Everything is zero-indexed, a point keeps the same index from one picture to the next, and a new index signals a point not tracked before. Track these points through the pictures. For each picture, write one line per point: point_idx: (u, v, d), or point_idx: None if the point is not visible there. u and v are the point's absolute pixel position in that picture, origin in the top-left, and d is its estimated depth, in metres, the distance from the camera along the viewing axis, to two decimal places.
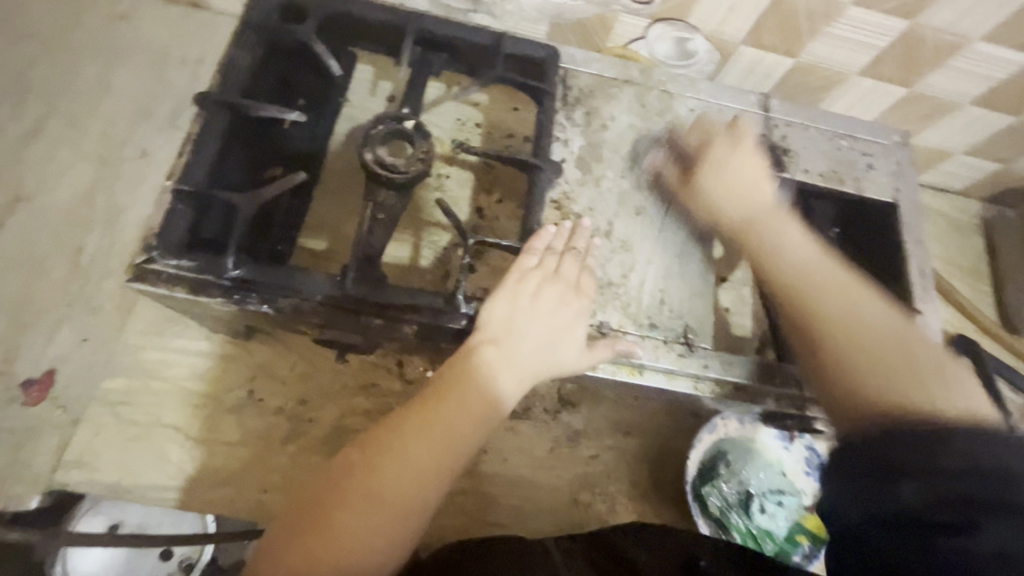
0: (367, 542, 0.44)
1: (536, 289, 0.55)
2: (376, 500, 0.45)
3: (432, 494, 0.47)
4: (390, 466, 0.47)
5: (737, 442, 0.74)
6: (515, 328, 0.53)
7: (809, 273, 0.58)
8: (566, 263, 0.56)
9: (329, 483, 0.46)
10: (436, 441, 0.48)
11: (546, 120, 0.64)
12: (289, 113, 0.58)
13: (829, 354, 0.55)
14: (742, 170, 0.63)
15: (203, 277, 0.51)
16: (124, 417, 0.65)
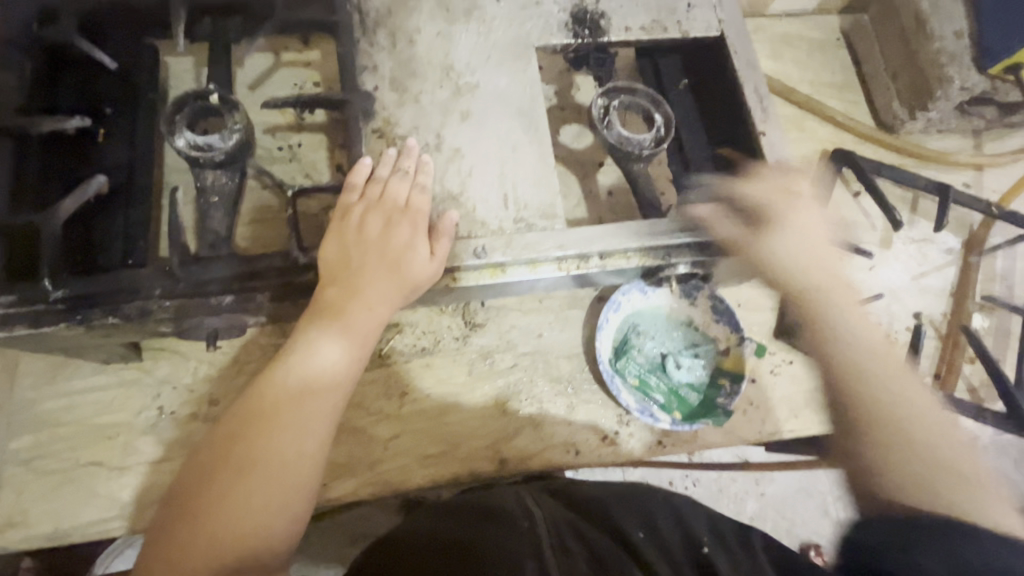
0: (252, 506, 0.49)
1: (361, 218, 0.57)
2: (250, 465, 0.50)
3: (310, 443, 0.53)
4: (259, 434, 0.51)
5: (645, 312, 0.76)
6: (354, 265, 0.55)
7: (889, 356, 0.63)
8: (387, 189, 0.57)
9: (206, 471, 0.50)
10: (296, 398, 0.53)
11: (345, 53, 0.61)
12: (72, 120, 0.56)
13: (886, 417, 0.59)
14: (795, 251, 0.65)
15: (32, 308, 0.50)
16: (45, 469, 0.65)
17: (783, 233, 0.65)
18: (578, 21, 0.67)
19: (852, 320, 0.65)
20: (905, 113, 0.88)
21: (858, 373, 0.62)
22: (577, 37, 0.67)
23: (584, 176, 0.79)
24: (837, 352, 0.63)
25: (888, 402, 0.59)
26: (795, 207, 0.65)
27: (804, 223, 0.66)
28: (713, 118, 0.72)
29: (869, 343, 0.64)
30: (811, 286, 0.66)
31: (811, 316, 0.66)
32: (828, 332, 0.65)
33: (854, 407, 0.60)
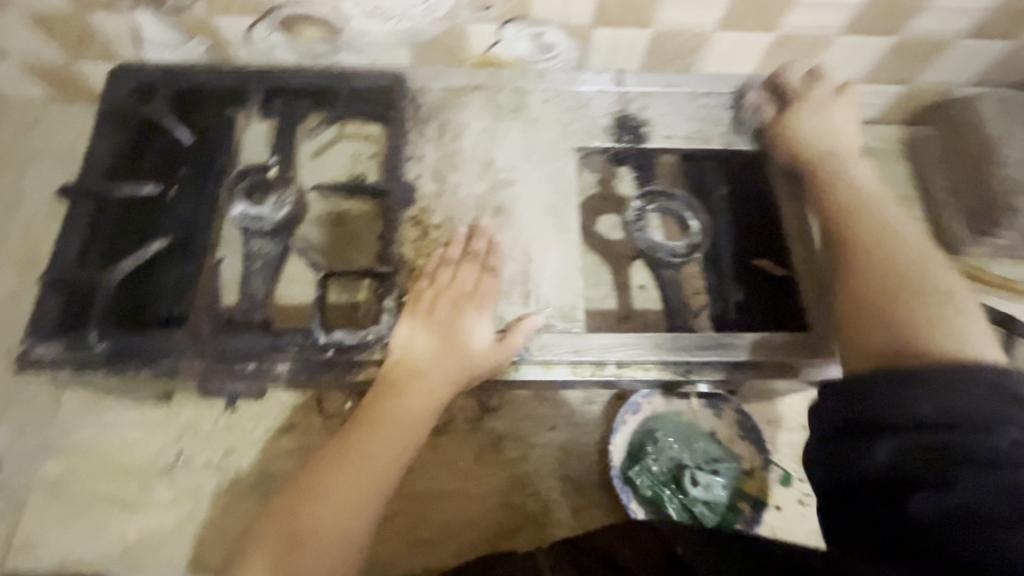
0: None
1: (430, 303, 0.57)
2: (300, 537, 0.49)
3: (358, 520, 0.51)
4: (309, 508, 0.50)
5: (665, 417, 0.73)
6: (426, 349, 0.56)
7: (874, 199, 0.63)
8: (460, 272, 0.59)
9: (265, 534, 0.50)
10: (351, 474, 0.52)
11: (394, 144, 0.66)
12: (144, 187, 0.63)
13: (882, 260, 0.58)
14: (826, 128, 0.68)
15: (76, 355, 0.55)
16: (65, 497, 0.69)
17: (809, 106, 0.69)
18: (620, 127, 0.70)
19: (861, 175, 0.66)
20: (967, 234, 0.84)
21: (874, 228, 0.60)
22: (618, 141, 0.70)
23: (618, 269, 0.76)
24: (842, 203, 0.63)
25: (882, 243, 0.59)
26: (828, 95, 0.70)
27: (828, 91, 0.70)
28: (750, 232, 0.71)
29: (857, 182, 0.65)
30: (820, 150, 0.67)
31: (830, 177, 0.66)
32: (834, 183, 0.65)
33: (850, 234, 0.60)
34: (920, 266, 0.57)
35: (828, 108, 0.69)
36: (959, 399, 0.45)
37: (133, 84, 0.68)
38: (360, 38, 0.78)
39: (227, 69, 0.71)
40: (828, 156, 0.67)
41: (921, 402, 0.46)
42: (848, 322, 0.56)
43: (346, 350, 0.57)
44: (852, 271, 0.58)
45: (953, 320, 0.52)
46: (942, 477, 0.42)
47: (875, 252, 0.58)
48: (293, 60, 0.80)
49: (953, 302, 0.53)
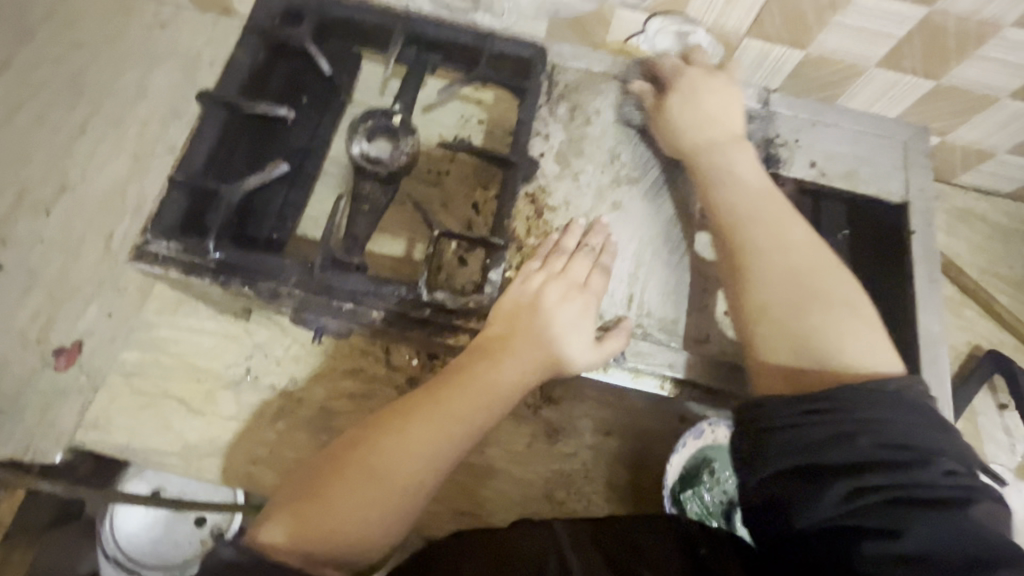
0: (361, 513, 0.50)
1: (539, 288, 0.58)
2: (374, 476, 0.51)
3: (430, 470, 0.52)
4: (392, 447, 0.52)
5: (724, 450, 0.71)
6: (525, 332, 0.56)
7: (756, 202, 0.60)
8: (573, 264, 0.58)
9: (341, 462, 0.52)
10: (437, 427, 0.53)
11: (526, 116, 0.64)
12: (280, 110, 0.63)
13: (758, 276, 0.57)
14: (721, 113, 0.64)
15: (190, 259, 0.57)
16: (138, 386, 0.71)
17: (691, 101, 0.64)
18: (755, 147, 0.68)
19: (743, 161, 0.63)
20: None
21: (748, 233, 0.59)
22: None
23: None
24: (722, 199, 0.61)
25: (774, 253, 0.58)
26: (703, 82, 0.65)
27: (696, 85, 0.65)
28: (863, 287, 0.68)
29: (735, 184, 0.61)
30: (702, 139, 0.64)
31: (713, 171, 0.62)
32: (727, 177, 0.61)
33: (747, 255, 0.58)
34: (809, 278, 0.56)
35: (696, 99, 0.64)
36: (895, 430, 0.47)
37: (282, 6, 0.69)
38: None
39: (373, 9, 0.70)
40: (706, 147, 0.63)
41: (861, 438, 0.46)
42: (746, 336, 0.56)
43: (445, 312, 0.58)
44: (749, 295, 0.57)
45: (843, 327, 0.53)
46: (888, 518, 0.43)
47: (768, 272, 0.57)
48: (430, 7, 0.77)
49: (851, 305, 0.55)
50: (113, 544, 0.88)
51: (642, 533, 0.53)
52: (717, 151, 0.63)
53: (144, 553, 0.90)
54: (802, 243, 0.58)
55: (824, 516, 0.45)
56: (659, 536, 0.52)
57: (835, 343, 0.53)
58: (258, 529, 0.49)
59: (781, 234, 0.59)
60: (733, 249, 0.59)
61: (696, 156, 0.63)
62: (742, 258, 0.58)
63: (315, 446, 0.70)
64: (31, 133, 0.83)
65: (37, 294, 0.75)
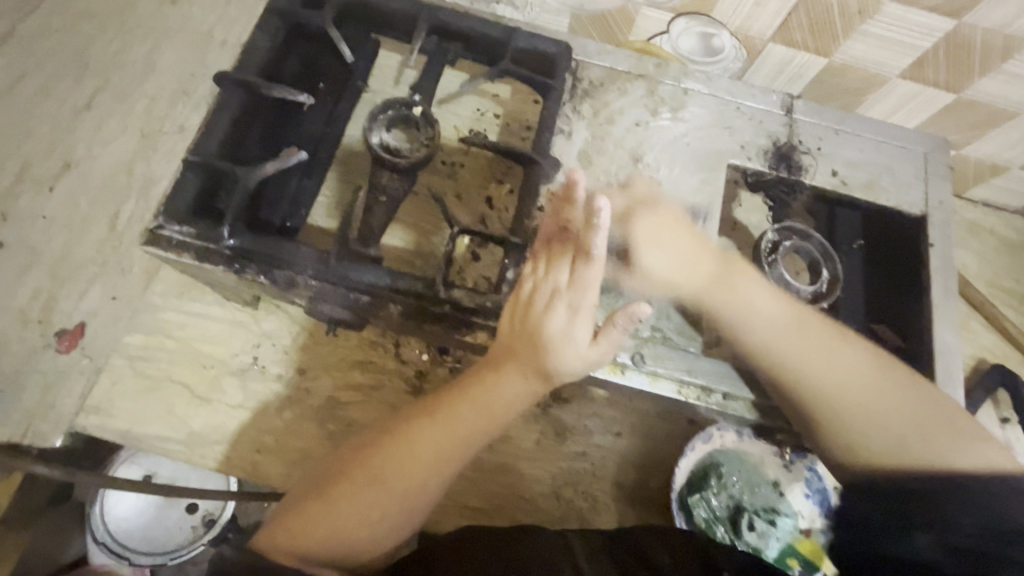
0: (360, 516, 0.52)
1: (535, 286, 0.56)
2: (374, 482, 0.52)
3: (429, 480, 0.54)
4: (394, 454, 0.54)
5: (731, 454, 0.71)
6: (531, 335, 0.55)
7: (791, 338, 0.57)
8: (584, 256, 0.57)
9: (345, 467, 0.54)
10: (438, 437, 0.55)
11: (550, 113, 0.64)
12: (298, 95, 0.61)
13: (834, 426, 0.56)
14: (677, 265, 0.60)
15: (205, 245, 0.55)
16: (142, 371, 0.70)
17: (652, 243, 0.60)
18: (778, 153, 0.67)
19: (753, 296, 0.59)
20: None
21: (804, 383, 0.56)
22: (771, 169, 0.67)
23: None
24: (756, 343, 0.58)
25: (845, 395, 0.55)
26: (652, 214, 0.61)
27: (650, 228, 0.60)
28: (878, 296, 0.68)
29: (759, 320, 0.58)
30: (693, 287, 0.60)
31: (731, 317, 0.59)
32: (745, 321, 0.59)
33: (816, 410, 0.56)
34: (897, 410, 0.54)
35: (666, 227, 0.60)
36: (993, 513, 0.46)
37: None
38: None
39: None
40: (707, 295, 0.60)
41: (964, 515, 0.46)
42: (848, 472, 0.56)
43: (461, 310, 0.57)
44: (848, 451, 0.56)
45: (950, 446, 0.51)
46: (986, 574, 0.43)
47: (843, 418, 0.55)
48: None
49: (954, 422, 0.53)
50: (104, 529, 0.90)
51: (647, 534, 0.56)
52: (723, 290, 0.60)
53: (131, 536, 0.91)
54: (859, 370, 0.56)
55: (915, 560, 0.47)
56: (661, 537, 0.55)
57: (962, 455, 0.51)
58: (265, 530, 0.51)
59: (840, 370, 0.56)
60: (798, 406, 0.57)
61: (703, 308, 0.60)
62: (815, 416, 0.56)
63: (322, 437, 0.69)
64: (34, 107, 0.81)
65: (37, 272, 0.73)
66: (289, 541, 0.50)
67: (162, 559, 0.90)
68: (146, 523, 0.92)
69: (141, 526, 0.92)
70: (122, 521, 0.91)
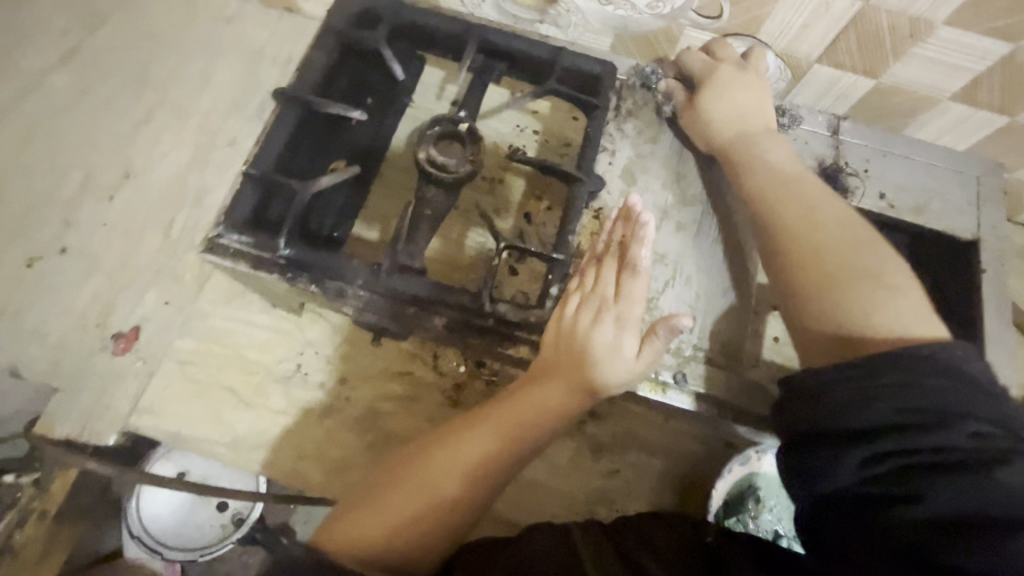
0: (412, 521, 0.54)
1: (585, 312, 0.58)
2: (425, 487, 0.55)
3: (478, 486, 0.56)
4: (445, 461, 0.56)
5: (771, 477, 0.70)
6: (574, 350, 0.57)
7: (789, 184, 0.61)
8: (624, 274, 0.58)
9: (398, 472, 0.57)
10: (485, 446, 0.56)
11: (596, 132, 0.65)
12: (352, 111, 0.62)
13: (806, 245, 0.56)
14: (738, 107, 0.66)
15: (261, 255, 0.58)
16: (192, 375, 0.72)
17: (722, 95, 0.66)
18: (827, 175, 0.67)
19: (771, 151, 0.64)
20: None
21: (773, 200, 0.60)
22: (821, 189, 0.66)
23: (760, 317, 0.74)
24: (755, 181, 0.62)
25: (811, 226, 0.57)
26: (728, 74, 0.67)
27: (725, 78, 0.67)
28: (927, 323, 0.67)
29: (765, 169, 0.63)
30: (735, 133, 0.66)
31: (746, 158, 0.64)
32: (752, 162, 0.63)
33: (792, 229, 0.58)
34: (849, 245, 0.55)
35: (729, 91, 0.66)
36: (929, 391, 0.45)
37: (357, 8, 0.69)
38: (572, 12, 0.74)
39: (445, 17, 0.71)
40: (737, 141, 0.65)
41: (879, 400, 0.45)
42: (791, 303, 0.56)
43: (505, 323, 0.59)
44: (793, 287, 0.56)
45: (885, 301, 0.51)
46: (916, 489, 0.42)
47: (821, 237, 0.56)
48: (495, 16, 0.77)
49: (886, 275, 0.53)
50: (138, 524, 0.93)
51: (641, 520, 0.53)
52: (749, 144, 0.65)
53: (167, 534, 0.94)
54: (831, 214, 0.58)
55: (838, 490, 0.45)
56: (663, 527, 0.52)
57: (886, 315, 0.50)
58: (324, 528, 0.55)
59: (813, 209, 0.59)
60: (772, 240, 0.59)
61: (728, 153, 0.65)
62: (777, 237, 0.58)
63: (361, 446, 0.71)
64: (98, 119, 0.85)
65: (97, 277, 0.77)
66: (347, 539, 0.53)
67: (194, 556, 0.94)
68: (178, 519, 0.96)
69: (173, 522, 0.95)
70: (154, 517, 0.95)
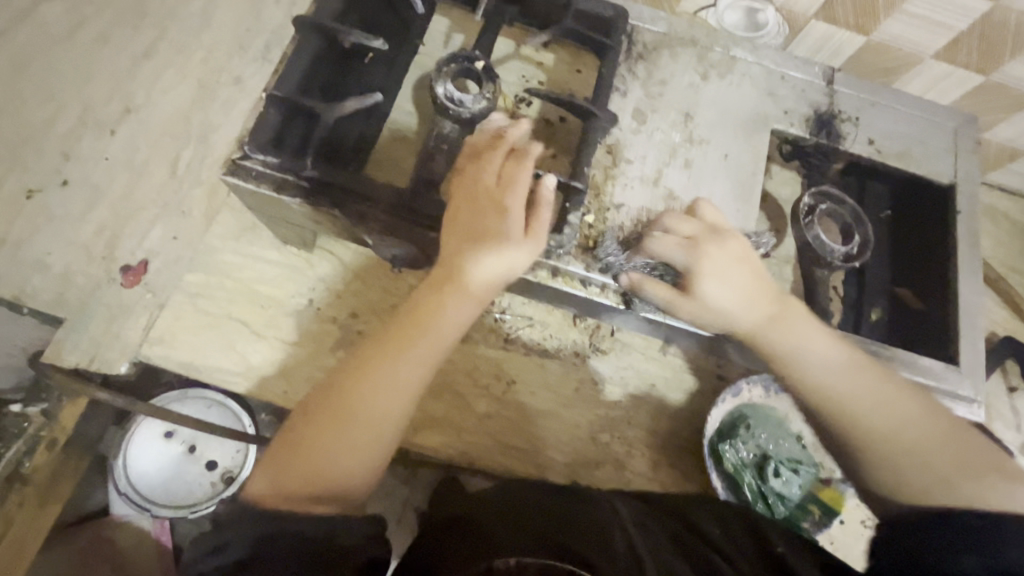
0: (338, 448, 0.52)
1: (479, 212, 0.57)
2: (344, 416, 0.52)
3: (394, 404, 0.54)
4: (362, 380, 0.54)
5: (759, 407, 0.76)
6: (468, 256, 0.56)
7: (839, 376, 0.57)
8: (505, 175, 0.59)
9: (320, 410, 0.53)
10: (396, 361, 0.55)
11: (608, 72, 0.67)
12: (373, 40, 0.64)
13: (877, 453, 0.54)
14: (734, 293, 0.58)
15: (285, 176, 0.59)
16: (202, 307, 0.73)
17: (716, 277, 0.58)
18: (820, 122, 0.71)
19: (807, 336, 0.58)
20: None
21: (845, 409, 0.56)
22: (814, 136, 0.70)
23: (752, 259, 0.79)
24: (812, 380, 0.57)
25: (888, 427, 0.54)
26: (713, 245, 0.59)
27: (716, 258, 0.58)
28: (905, 262, 0.73)
29: (815, 361, 0.57)
30: (754, 319, 0.59)
31: (783, 352, 0.58)
32: (796, 362, 0.58)
33: (854, 429, 0.55)
34: (952, 437, 0.53)
35: (725, 244, 0.59)
36: (995, 545, 0.44)
37: None
38: None
39: None
40: (760, 330, 0.59)
41: (1010, 546, 0.43)
42: (874, 497, 0.55)
43: None
44: (885, 473, 0.54)
45: (999, 488, 0.49)
46: None
47: (886, 439, 0.54)
48: None
49: (1005, 466, 0.51)
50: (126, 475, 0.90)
51: (707, 520, 0.59)
52: (778, 324, 0.59)
53: (155, 490, 0.91)
54: (909, 414, 0.55)
55: None
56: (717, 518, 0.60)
57: (986, 489, 0.49)
58: (253, 478, 0.52)
59: (886, 406, 0.55)
60: (836, 417, 0.56)
61: (754, 339, 0.59)
62: (858, 445, 0.55)
63: None
64: (97, 53, 0.83)
65: (101, 210, 0.76)
66: (277, 482, 0.50)
67: (183, 514, 0.90)
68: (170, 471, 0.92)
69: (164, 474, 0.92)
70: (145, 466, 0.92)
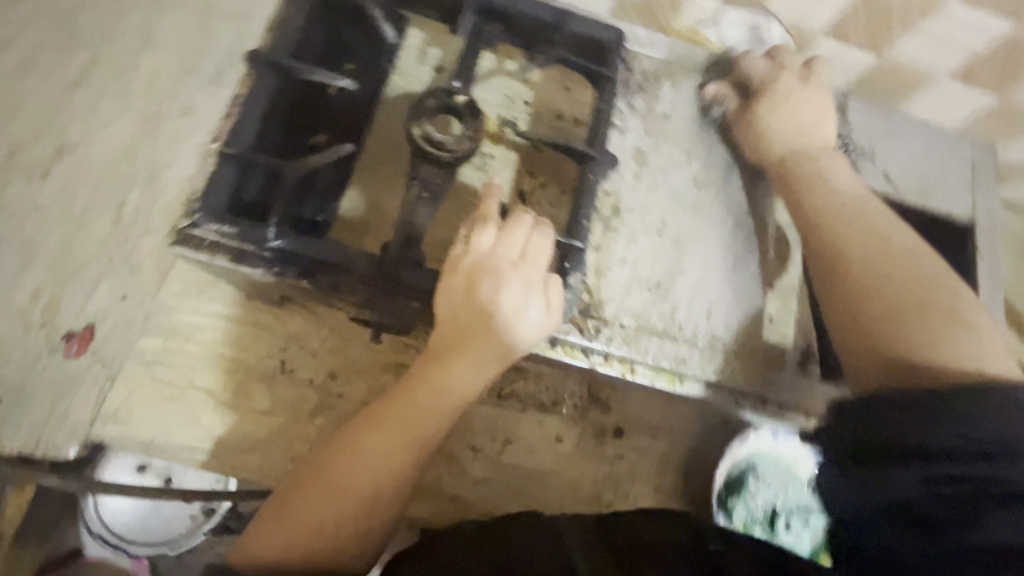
0: (316, 525, 0.49)
1: (473, 278, 0.54)
2: (329, 492, 0.49)
3: (385, 483, 0.50)
4: (348, 456, 0.50)
5: (769, 456, 0.72)
6: (465, 321, 0.54)
7: (874, 250, 0.59)
8: (505, 237, 0.55)
9: (305, 477, 0.51)
10: (389, 441, 0.51)
11: (607, 107, 0.64)
12: (338, 79, 0.58)
13: (852, 268, 0.59)
14: (797, 138, 0.66)
15: (243, 246, 0.55)
16: (162, 377, 0.65)
17: (779, 103, 0.66)
18: (834, 153, 0.68)
19: (845, 212, 0.62)
20: None
21: (853, 255, 0.59)
22: None
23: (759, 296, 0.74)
24: (840, 240, 0.61)
25: (880, 260, 0.58)
26: (783, 83, 0.66)
27: (788, 90, 0.66)
28: None
29: (845, 233, 0.61)
30: (809, 148, 0.66)
31: (844, 224, 0.61)
32: (840, 233, 0.61)
33: (853, 267, 0.59)
34: (930, 282, 0.56)
35: (786, 103, 0.66)
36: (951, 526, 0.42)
37: None
38: None
39: None
40: (816, 148, 0.65)
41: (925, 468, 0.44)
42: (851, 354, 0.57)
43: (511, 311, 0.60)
44: (866, 336, 0.56)
45: (958, 339, 0.52)
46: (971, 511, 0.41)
47: (871, 287, 0.57)
48: None
49: (965, 314, 0.54)
50: (98, 520, 0.84)
51: (646, 519, 0.54)
52: (818, 165, 0.65)
53: (132, 531, 0.86)
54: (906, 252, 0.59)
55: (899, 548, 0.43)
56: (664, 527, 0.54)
57: (957, 344, 0.51)
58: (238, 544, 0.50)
59: (883, 247, 0.59)
60: (836, 269, 0.60)
61: (789, 169, 0.65)
62: (841, 273, 0.59)
63: None
64: (21, 82, 0.72)
65: (37, 269, 0.67)
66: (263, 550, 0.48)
67: (164, 549, 0.86)
68: (149, 505, 0.88)
69: (140, 513, 0.87)
70: (118, 507, 0.85)
